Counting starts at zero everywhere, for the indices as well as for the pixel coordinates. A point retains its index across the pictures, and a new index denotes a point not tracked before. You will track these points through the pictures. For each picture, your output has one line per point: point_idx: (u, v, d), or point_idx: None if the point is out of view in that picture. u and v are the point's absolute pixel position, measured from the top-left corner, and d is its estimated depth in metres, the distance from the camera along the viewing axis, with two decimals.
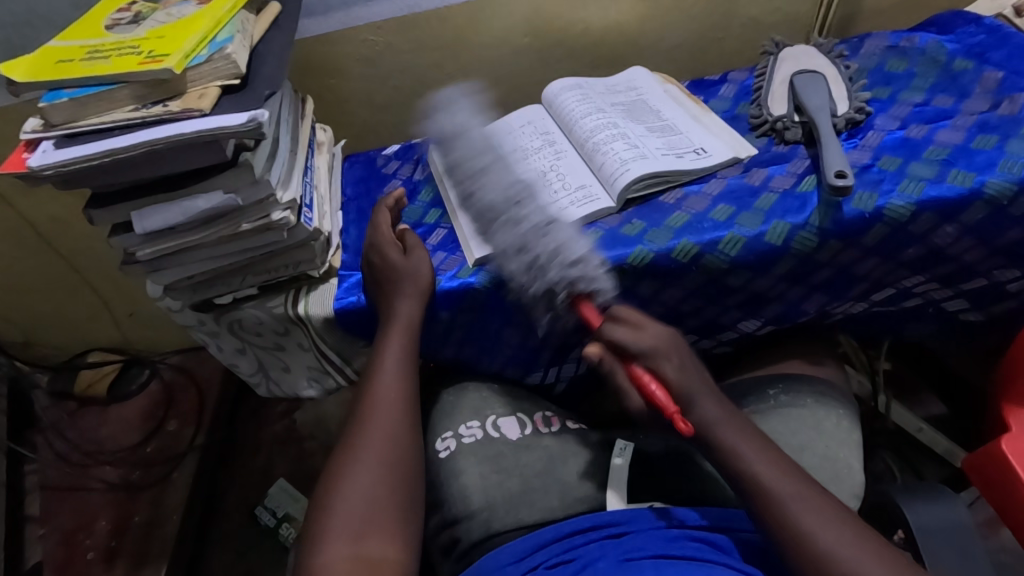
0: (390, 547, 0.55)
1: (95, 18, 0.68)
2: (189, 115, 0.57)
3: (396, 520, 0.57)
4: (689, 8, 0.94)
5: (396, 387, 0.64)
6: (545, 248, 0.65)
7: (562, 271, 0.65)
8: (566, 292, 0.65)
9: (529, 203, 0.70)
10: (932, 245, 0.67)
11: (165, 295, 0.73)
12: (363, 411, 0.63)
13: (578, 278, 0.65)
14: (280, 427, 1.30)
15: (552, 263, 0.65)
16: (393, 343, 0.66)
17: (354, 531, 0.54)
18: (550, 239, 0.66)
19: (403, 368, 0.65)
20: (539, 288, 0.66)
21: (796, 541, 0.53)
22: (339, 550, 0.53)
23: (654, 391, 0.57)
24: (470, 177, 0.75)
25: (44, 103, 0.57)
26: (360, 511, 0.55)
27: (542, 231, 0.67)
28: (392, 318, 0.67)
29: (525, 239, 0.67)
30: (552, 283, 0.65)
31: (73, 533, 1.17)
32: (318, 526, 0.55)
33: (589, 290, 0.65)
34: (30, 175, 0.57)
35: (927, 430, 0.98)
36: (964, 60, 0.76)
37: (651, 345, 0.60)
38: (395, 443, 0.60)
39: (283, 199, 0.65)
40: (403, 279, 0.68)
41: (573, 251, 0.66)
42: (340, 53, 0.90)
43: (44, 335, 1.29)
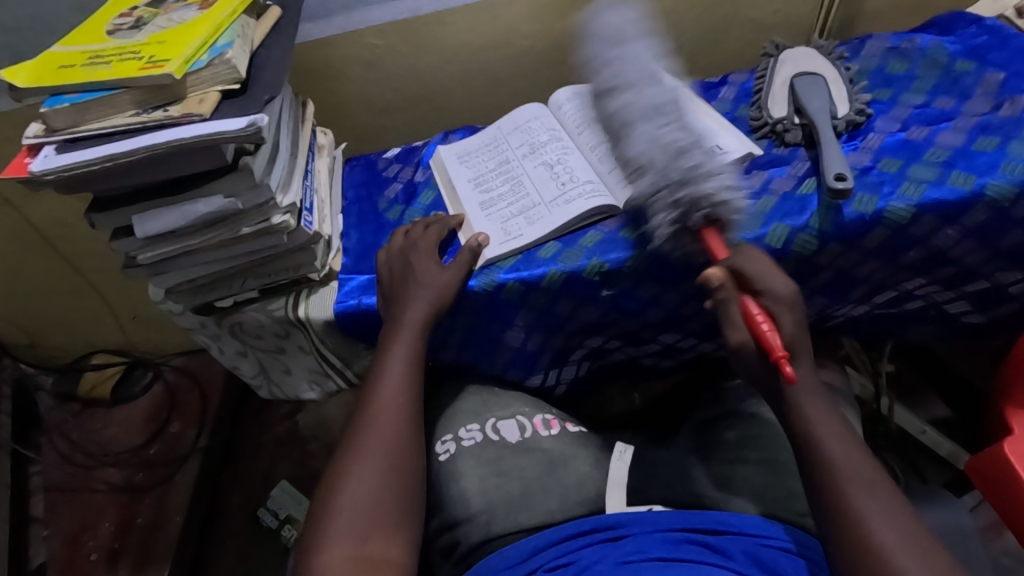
0: (392, 548, 0.55)
1: (97, 23, 0.69)
2: (190, 120, 0.57)
3: (398, 521, 0.57)
4: (690, 10, 0.94)
5: (401, 387, 0.64)
6: (683, 164, 0.64)
7: (698, 190, 0.62)
8: (700, 217, 0.63)
9: (674, 119, 0.69)
10: (933, 247, 0.67)
11: (167, 298, 0.74)
12: (366, 412, 0.63)
13: (711, 205, 0.63)
14: (282, 429, 1.30)
15: (704, 182, 0.63)
16: (399, 343, 0.66)
17: (357, 533, 0.55)
18: (690, 159, 0.65)
19: (408, 366, 0.65)
20: (668, 222, 0.64)
21: (856, 529, 0.52)
22: (340, 552, 0.54)
23: (766, 332, 0.56)
24: (623, 83, 0.73)
25: (46, 108, 0.58)
26: (362, 513, 0.56)
27: (686, 150, 0.66)
28: (401, 316, 0.67)
29: (652, 156, 0.66)
30: (682, 205, 0.63)
31: (77, 534, 1.18)
32: (320, 529, 0.56)
33: (720, 217, 0.63)
34: (33, 180, 0.57)
35: (930, 432, 0.98)
36: (966, 61, 0.75)
37: (761, 278, 0.61)
38: (399, 444, 0.60)
39: (283, 203, 0.66)
40: (413, 277, 0.68)
41: (709, 172, 0.64)
42: (341, 56, 0.91)
43: (49, 337, 1.30)
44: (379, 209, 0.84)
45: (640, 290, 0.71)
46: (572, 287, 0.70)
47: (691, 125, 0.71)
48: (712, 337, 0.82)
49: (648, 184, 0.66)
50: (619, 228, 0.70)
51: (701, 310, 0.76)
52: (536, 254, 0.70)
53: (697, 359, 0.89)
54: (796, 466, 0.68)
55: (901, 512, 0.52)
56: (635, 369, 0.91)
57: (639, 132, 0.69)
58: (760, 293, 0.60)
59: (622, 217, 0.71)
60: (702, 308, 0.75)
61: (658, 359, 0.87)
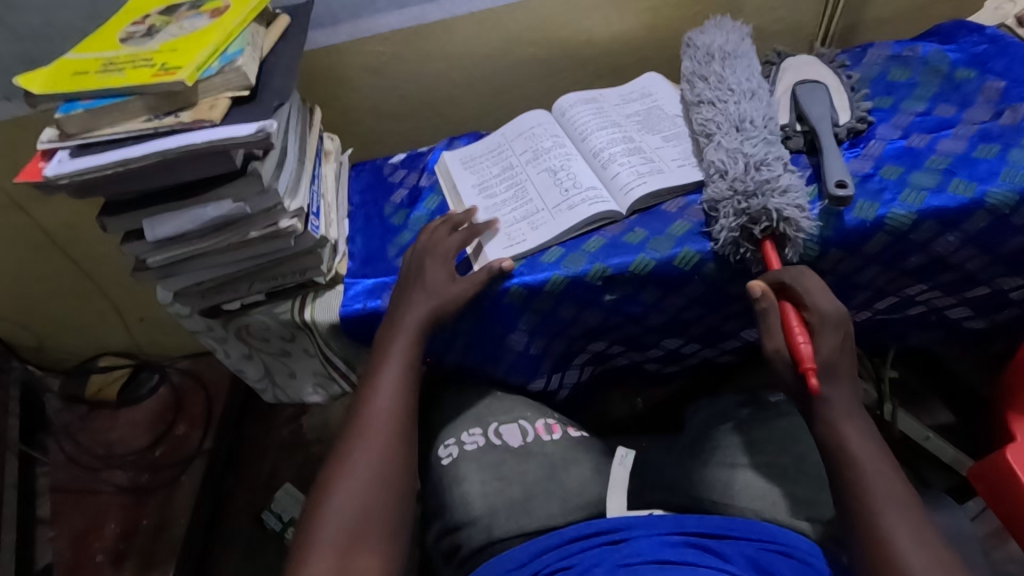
0: (375, 563, 0.55)
1: (110, 31, 0.70)
2: (200, 126, 0.59)
3: (383, 535, 0.57)
4: (693, 18, 0.95)
5: (396, 395, 0.65)
6: (751, 176, 0.66)
7: (767, 203, 0.64)
8: (764, 229, 0.65)
9: (757, 133, 0.71)
10: (933, 254, 0.67)
11: (175, 300, 0.75)
12: (357, 424, 0.64)
13: (780, 218, 0.64)
14: (287, 431, 1.31)
15: (775, 194, 0.64)
16: (393, 355, 0.67)
17: (341, 545, 0.55)
18: (765, 172, 0.66)
19: (403, 374, 0.66)
20: (728, 235, 0.65)
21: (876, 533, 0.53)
22: (322, 564, 0.53)
23: (800, 344, 0.58)
24: (727, 94, 0.76)
25: (59, 114, 0.59)
26: (348, 525, 0.56)
27: (764, 163, 0.67)
28: (399, 323, 0.68)
29: (732, 163, 0.69)
30: (748, 212, 0.65)
31: (83, 534, 1.19)
32: (305, 541, 0.56)
33: (787, 234, 0.64)
34: (46, 184, 0.58)
35: (933, 438, 0.96)
36: (966, 70, 0.76)
37: (814, 299, 0.59)
38: (388, 458, 0.61)
39: (290, 208, 0.67)
40: (415, 284, 0.69)
41: (783, 186, 0.65)
42: (348, 63, 0.92)
43: (58, 339, 1.31)
44: (384, 214, 0.85)
45: (642, 295, 0.72)
46: (575, 291, 0.71)
47: (753, 135, 0.71)
48: (714, 342, 0.83)
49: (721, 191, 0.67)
50: (621, 234, 0.71)
51: (702, 316, 0.76)
52: (539, 259, 0.71)
53: (699, 364, 0.89)
54: (798, 471, 0.69)
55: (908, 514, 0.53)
56: (637, 374, 0.92)
57: (722, 141, 0.71)
58: (806, 308, 0.60)
59: (625, 223, 0.72)
60: (703, 314, 0.76)
61: (660, 364, 0.88)
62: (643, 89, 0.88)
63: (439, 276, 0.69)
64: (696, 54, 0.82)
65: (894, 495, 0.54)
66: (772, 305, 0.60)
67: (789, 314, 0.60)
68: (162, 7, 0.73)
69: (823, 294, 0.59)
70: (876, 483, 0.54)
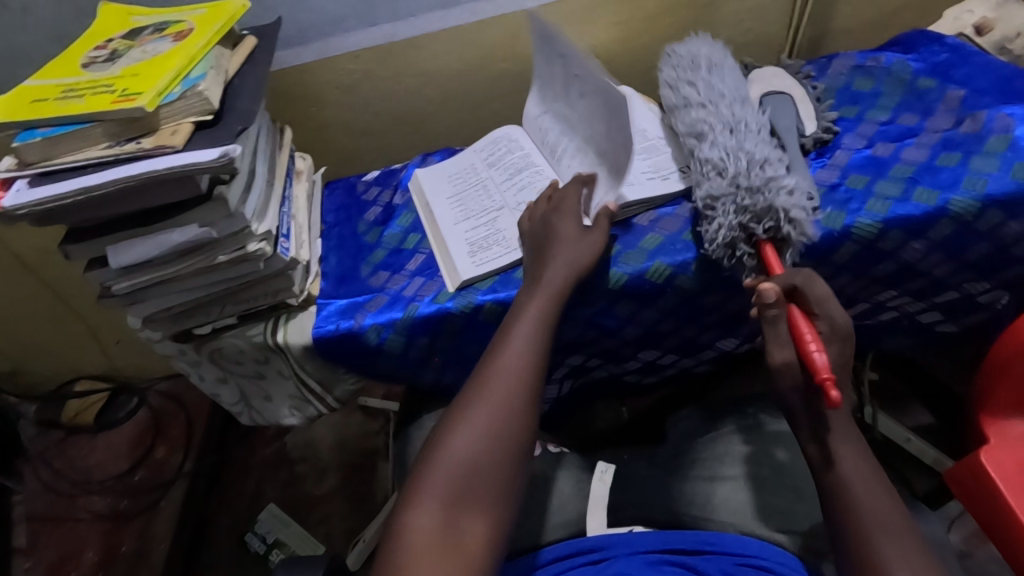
0: (482, 523, 0.54)
1: (72, 56, 0.69)
2: (163, 152, 0.58)
3: (489, 500, 0.55)
4: (662, 32, 0.96)
5: (525, 356, 0.61)
6: (755, 174, 0.65)
7: (773, 202, 0.63)
8: (767, 229, 0.64)
9: (753, 134, 0.70)
10: (901, 261, 0.68)
11: (144, 326, 0.73)
12: (487, 369, 0.61)
13: (785, 217, 0.63)
14: (269, 451, 1.29)
15: (781, 192, 0.63)
16: (532, 305, 0.64)
17: (449, 497, 0.54)
18: (767, 171, 0.65)
19: (538, 332, 0.63)
20: (727, 233, 0.64)
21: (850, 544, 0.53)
22: (430, 512, 0.53)
23: (817, 355, 0.54)
24: (718, 99, 0.73)
25: (18, 143, 0.58)
26: (461, 476, 0.55)
27: (765, 163, 0.66)
28: (540, 279, 0.65)
29: (734, 158, 0.67)
30: (753, 211, 0.63)
31: (59, 565, 1.16)
32: (416, 483, 0.56)
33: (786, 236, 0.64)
34: (4, 215, 0.57)
35: (914, 440, 0.98)
36: (928, 78, 0.77)
37: (826, 306, 0.58)
38: (511, 415, 0.58)
39: (258, 230, 0.66)
40: (558, 241, 0.67)
41: (787, 187, 0.64)
42: (319, 82, 0.92)
43: (31, 364, 1.29)
44: (358, 232, 0.85)
45: (616, 309, 0.72)
46: None
47: (749, 136, 0.69)
48: (691, 353, 0.83)
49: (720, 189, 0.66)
50: None
51: (677, 327, 0.76)
52: (512, 275, 0.71)
53: (678, 373, 0.89)
54: (776, 480, 0.68)
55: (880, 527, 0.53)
56: (616, 385, 0.91)
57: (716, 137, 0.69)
58: (817, 317, 0.58)
59: None
60: (678, 326, 0.76)
61: (639, 375, 0.88)
62: None
63: (578, 249, 0.66)
64: (678, 61, 0.78)
65: (877, 506, 0.54)
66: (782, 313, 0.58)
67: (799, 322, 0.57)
68: (126, 31, 0.72)
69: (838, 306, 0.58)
70: (864, 494, 0.55)
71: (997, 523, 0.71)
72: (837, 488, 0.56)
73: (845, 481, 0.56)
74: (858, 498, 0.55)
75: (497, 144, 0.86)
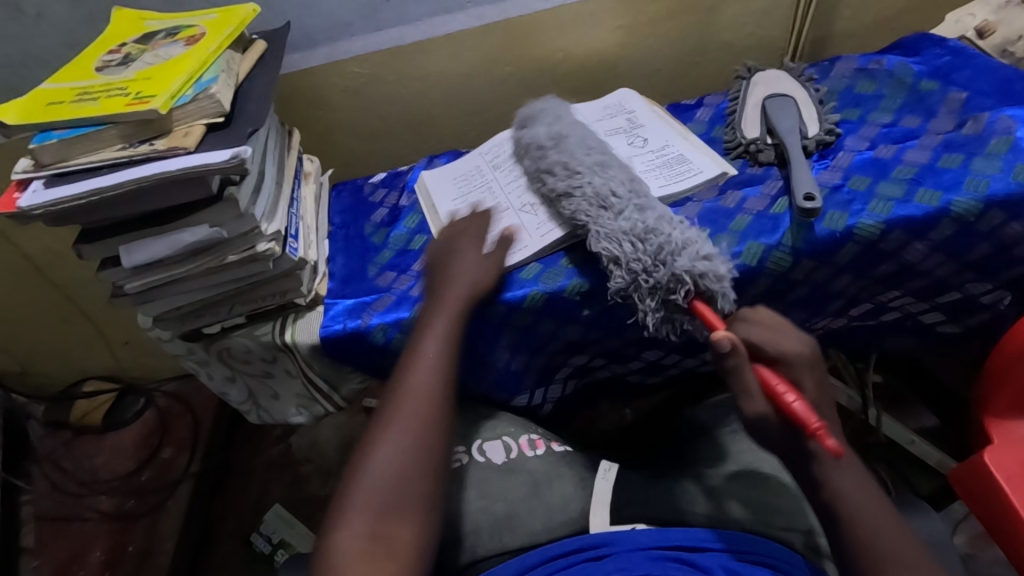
0: (410, 530, 0.55)
1: (86, 60, 0.71)
2: (175, 153, 0.59)
3: (418, 508, 0.57)
4: (666, 36, 0.97)
5: (432, 370, 0.64)
6: (650, 243, 0.64)
7: (674, 272, 0.63)
8: (684, 295, 0.64)
9: (626, 205, 0.67)
10: (904, 262, 0.69)
11: (154, 325, 0.74)
12: (401, 387, 0.63)
13: (696, 276, 0.63)
14: (275, 452, 1.30)
15: (681, 256, 0.63)
16: (441, 324, 0.66)
17: (376, 508, 0.56)
18: (659, 237, 0.64)
19: (445, 347, 0.65)
20: (653, 310, 0.66)
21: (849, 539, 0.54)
22: (358, 528, 0.54)
23: (794, 402, 0.55)
24: (577, 176, 0.70)
25: (34, 144, 0.59)
26: (385, 490, 0.57)
27: (649, 232, 0.65)
28: (443, 301, 0.67)
29: (634, 226, 0.65)
30: (661, 287, 0.64)
31: (67, 564, 1.17)
32: (344, 500, 0.57)
33: (710, 291, 0.64)
34: (20, 215, 0.58)
35: (918, 442, 0.96)
36: (930, 81, 0.78)
37: (783, 349, 0.60)
38: (429, 425, 0.61)
39: (268, 231, 0.67)
40: (461, 273, 0.69)
41: (690, 246, 0.64)
42: (327, 85, 0.93)
43: (40, 365, 1.30)
44: (365, 233, 0.86)
45: (621, 309, 0.73)
46: (553, 306, 0.71)
47: (626, 208, 0.67)
48: (694, 354, 0.84)
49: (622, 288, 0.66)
50: None
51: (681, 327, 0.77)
52: (517, 275, 0.71)
53: (681, 374, 0.90)
54: (779, 480, 0.69)
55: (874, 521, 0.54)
56: (621, 385, 0.92)
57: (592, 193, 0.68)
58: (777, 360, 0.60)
59: None
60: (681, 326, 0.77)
61: (643, 376, 0.88)
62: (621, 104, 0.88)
63: (482, 276, 0.68)
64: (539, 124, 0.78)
65: (865, 498, 0.55)
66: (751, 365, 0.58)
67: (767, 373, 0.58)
68: (138, 35, 0.73)
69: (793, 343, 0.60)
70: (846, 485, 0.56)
71: (1001, 523, 0.71)
72: (825, 483, 0.56)
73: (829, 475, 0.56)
74: (842, 489, 0.56)
75: (505, 146, 0.86)
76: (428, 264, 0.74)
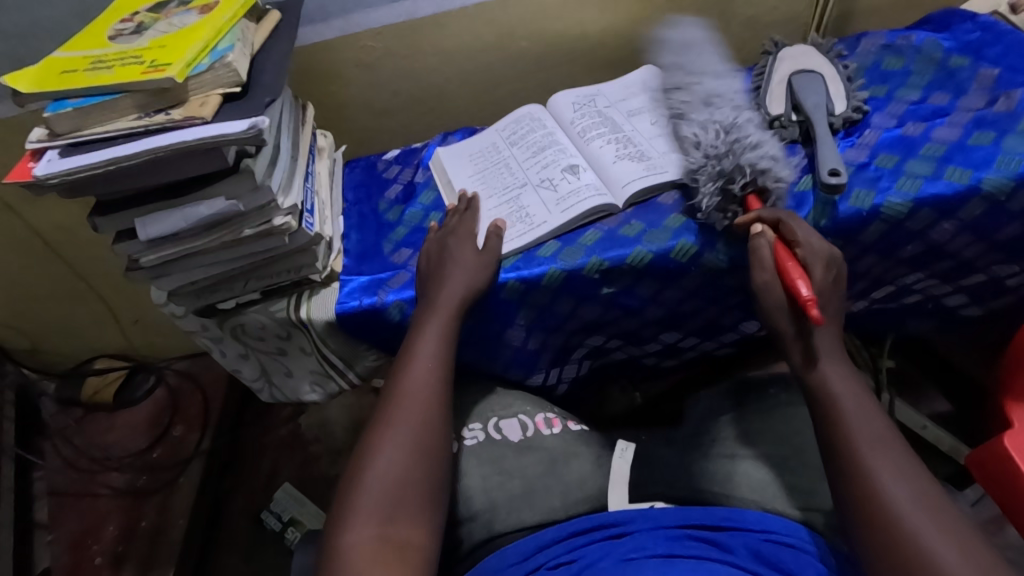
0: (417, 533, 0.55)
1: (97, 28, 0.69)
2: (191, 123, 0.58)
3: (422, 510, 0.57)
4: (686, 10, 0.94)
5: (433, 371, 0.63)
6: (724, 138, 0.69)
7: (740, 159, 0.66)
8: (746, 181, 0.65)
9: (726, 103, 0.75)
10: (930, 242, 0.67)
11: (169, 300, 0.74)
12: (395, 394, 0.62)
13: (763, 172, 0.65)
14: (284, 431, 1.30)
15: (750, 150, 0.66)
16: (433, 326, 0.65)
17: (383, 511, 0.55)
18: (737, 134, 0.69)
19: (442, 347, 0.65)
20: (708, 203, 0.66)
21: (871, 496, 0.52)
22: (365, 531, 0.53)
23: (801, 284, 0.58)
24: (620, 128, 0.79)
25: (48, 113, 0.58)
26: (388, 495, 0.56)
27: (734, 127, 0.70)
28: (438, 299, 0.66)
29: (704, 132, 0.71)
30: (725, 173, 0.66)
31: (81, 537, 1.18)
32: (346, 504, 0.56)
33: (769, 186, 0.66)
34: (36, 184, 0.58)
35: (931, 427, 0.98)
36: (960, 57, 0.76)
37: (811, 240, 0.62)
38: (430, 427, 0.60)
39: (284, 205, 0.66)
40: (461, 268, 0.68)
41: (753, 143, 0.67)
42: (339, 59, 0.91)
43: (52, 342, 1.30)
44: (379, 210, 0.85)
45: (639, 288, 0.72)
46: (572, 285, 0.70)
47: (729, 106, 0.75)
48: (711, 335, 0.83)
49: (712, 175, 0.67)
50: (619, 227, 0.71)
51: (699, 308, 0.76)
52: (536, 253, 0.71)
53: (697, 356, 0.89)
54: (798, 462, 0.68)
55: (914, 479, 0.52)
56: (635, 367, 0.92)
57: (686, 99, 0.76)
58: (796, 244, 0.62)
59: (622, 215, 0.72)
60: (700, 306, 0.76)
61: (658, 357, 0.88)
62: (642, 84, 0.87)
63: (482, 267, 0.68)
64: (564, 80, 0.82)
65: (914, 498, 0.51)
66: (769, 238, 0.62)
67: (786, 254, 0.61)
68: (150, 4, 0.72)
69: (812, 233, 0.62)
70: (879, 466, 0.53)
71: (1020, 507, 0.70)
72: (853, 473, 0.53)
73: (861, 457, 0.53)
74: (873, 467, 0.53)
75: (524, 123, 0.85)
76: (424, 248, 0.73)
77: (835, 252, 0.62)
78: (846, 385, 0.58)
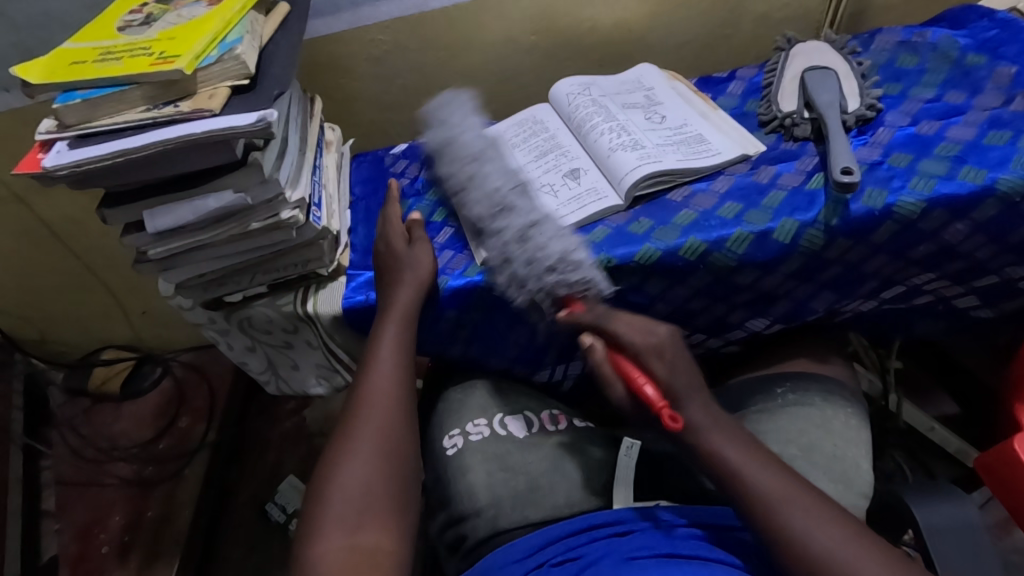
0: (388, 537, 0.54)
1: (106, 19, 0.69)
2: (200, 115, 0.58)
3: (392, 514, 0.56)
4: (697, 5, 0.94)
5: (392, 377, 0.63)
6: (529, 249, 0.65)
7: (544, 281, 0.64)
8: (557, 289, 0.65)
9: (496, 203, 0.69)
10: (943, 242, 0.66)
11: (176, 293, 0.74)
12: (357, 402, 0.62)
13: (560, 283, 0.64)
14: (289, 424, 1.31)
15: (539, 258, 0.64)
16: (387, 333, 0.65)
17: (350, 521, 0.54)
18: (533, 244, 0.65)
19: (399, 353, 0.65)
20: (522, 298, 0.66)
21: (795, 547, 0.51)
22: (334, 542, 0.52)
23: (647, 388, 0.59)
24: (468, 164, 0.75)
25: (58, 104, 0.58)
26: (352, 504, 0.55)
27: (526, 234, 0.66)
28: (389, 308, 0.67)
29: (504, 249, 0.67)
30: (536, 293, 0.65)
31: (88, 527, 1.19)
32: (312, 517, 0.55)
33: (579, 291, 0.65)
34: (44, 175, 0.58)
35: (938, 429, 0.98)
36: (977, 55, 0.75)
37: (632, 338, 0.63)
38: (393, 431, 0.60)
39: (292, 198, 0.66)
40: (403, 269, 0.69)
41: (560, 251, 0.64)
42: (347, 53, 0.91)
43: (61, 332, 1.31)
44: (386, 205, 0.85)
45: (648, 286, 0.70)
46: None
47: (505, 197, 0.70)
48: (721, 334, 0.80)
49: (496, 263, 0.67)
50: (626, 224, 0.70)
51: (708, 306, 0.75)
52: None
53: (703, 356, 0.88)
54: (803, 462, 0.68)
55: (844, 517, 0.53)
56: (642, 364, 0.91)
57: (481, 195, 0.71)
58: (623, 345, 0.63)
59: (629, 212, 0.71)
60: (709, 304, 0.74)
61: None
62: (638, 82, 0.87)
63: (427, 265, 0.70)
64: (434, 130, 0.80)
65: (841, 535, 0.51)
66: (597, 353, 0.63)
67: (619, 358, 0.63)
68: None
69: (635, 330, 0.63)
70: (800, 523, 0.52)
71: None
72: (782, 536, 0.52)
73: (779, 512, 0.53)
74: (792, 524, 0.52)
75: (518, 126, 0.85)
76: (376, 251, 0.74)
77: (671, 334, 0.63)
78: (736, 449, 0.57)
